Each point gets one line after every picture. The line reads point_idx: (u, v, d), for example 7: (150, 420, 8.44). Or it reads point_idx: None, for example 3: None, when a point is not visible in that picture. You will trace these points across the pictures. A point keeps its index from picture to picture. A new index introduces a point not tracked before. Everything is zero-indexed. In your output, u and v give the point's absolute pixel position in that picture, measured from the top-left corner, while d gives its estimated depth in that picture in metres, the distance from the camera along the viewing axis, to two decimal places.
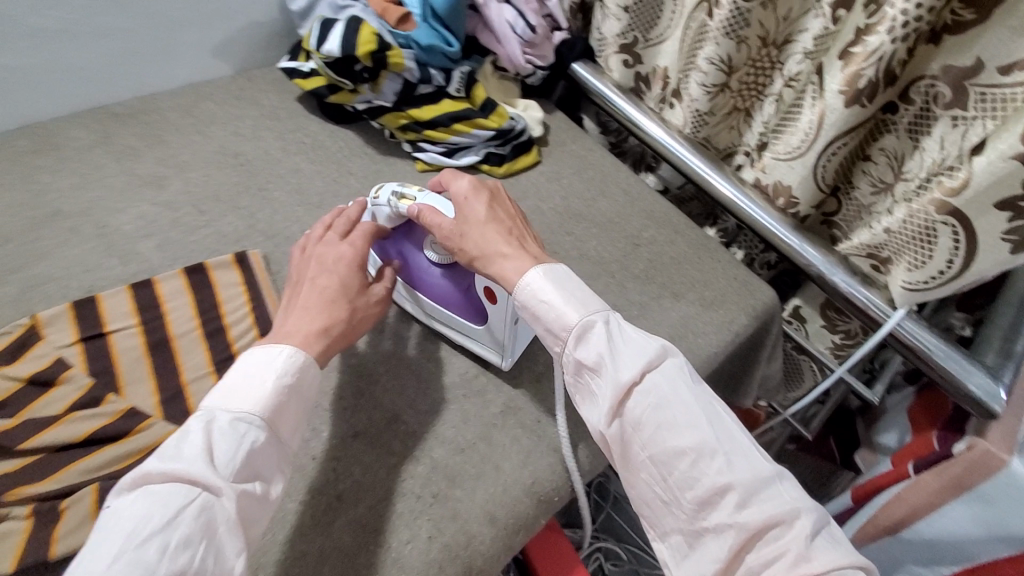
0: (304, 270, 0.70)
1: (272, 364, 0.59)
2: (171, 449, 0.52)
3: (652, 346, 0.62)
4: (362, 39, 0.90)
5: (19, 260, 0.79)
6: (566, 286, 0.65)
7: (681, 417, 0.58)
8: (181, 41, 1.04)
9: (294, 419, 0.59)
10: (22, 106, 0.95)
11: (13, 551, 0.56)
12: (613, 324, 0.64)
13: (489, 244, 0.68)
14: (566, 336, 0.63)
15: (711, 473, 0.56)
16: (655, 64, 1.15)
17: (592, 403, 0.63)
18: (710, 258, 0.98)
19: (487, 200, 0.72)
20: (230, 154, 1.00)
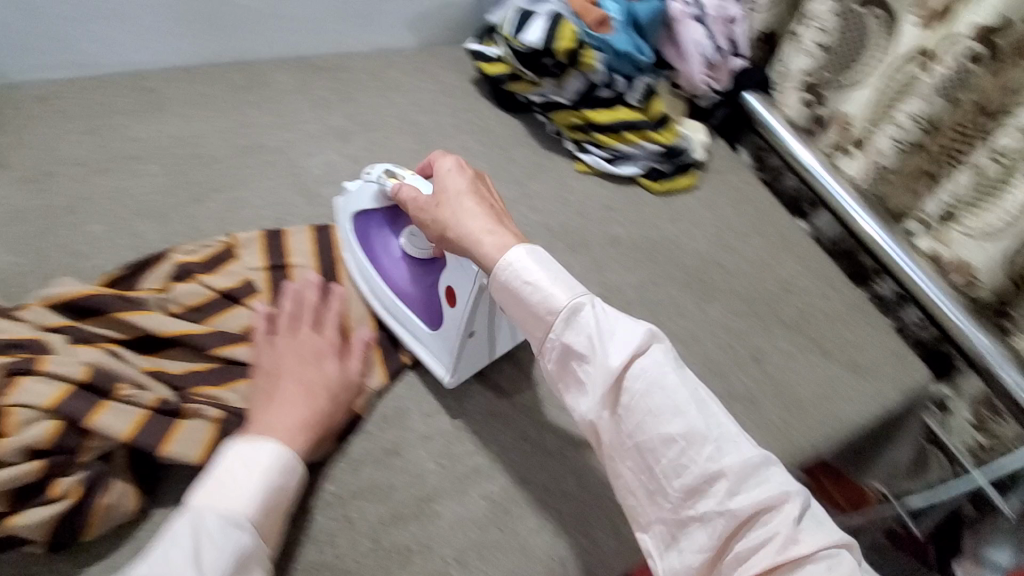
0: (279, 355, 0.64)
1: (258, 462, 0.54)
2: (156, 557, 0.46)
3: (639, 332, 0.56)
4: (564, 35, 0.92)
5: (224, 182, 0.86)
6: (547, 267, 0.59)
7: (675, 404, 0.53)
8: (386, 10, 1.08)
9: (277, 520, 0.54)
10: (242, 44, 1.01)
11: (197, 444, 0.57)
12: (601, 309, 0.57)
13: (466, 219, 0.64)
14: (551, 319, 0.58)
15: (703, 459, 0.51)
16: (839, 109, 1.07)
17: (576, 387, 0.57)
18: (865, 321, 0.93)
19: (468, 173, 0.68)
20: (408, 121, 1.03)
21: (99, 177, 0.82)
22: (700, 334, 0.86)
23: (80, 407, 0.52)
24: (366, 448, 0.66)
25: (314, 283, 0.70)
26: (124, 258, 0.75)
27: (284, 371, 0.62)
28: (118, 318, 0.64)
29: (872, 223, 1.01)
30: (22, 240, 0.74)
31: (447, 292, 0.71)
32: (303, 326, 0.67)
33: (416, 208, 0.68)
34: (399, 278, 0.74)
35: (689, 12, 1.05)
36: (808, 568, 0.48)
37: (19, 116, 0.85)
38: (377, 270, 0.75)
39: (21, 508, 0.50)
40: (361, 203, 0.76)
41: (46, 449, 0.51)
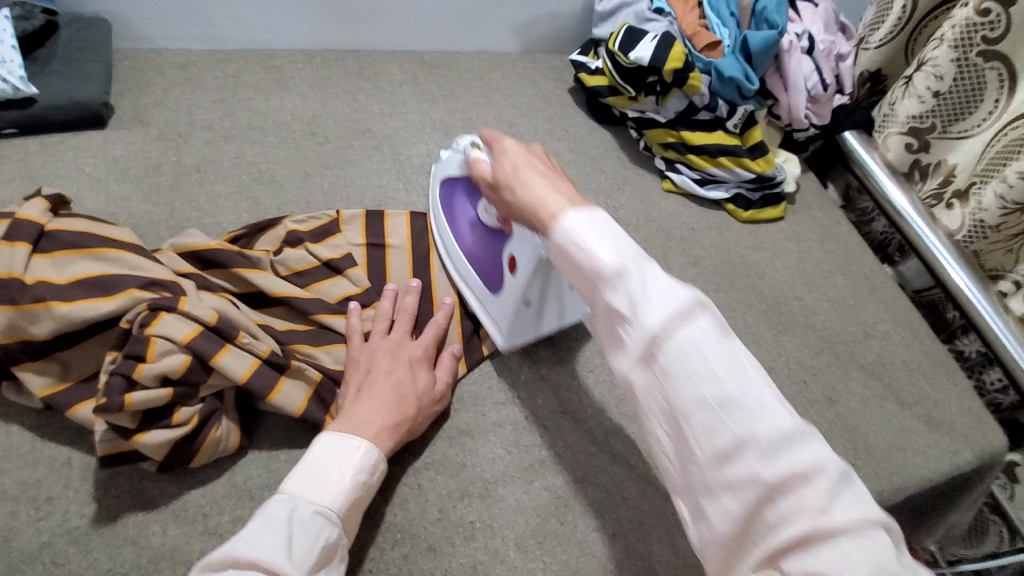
0: (374, 356, 0.66)
1: (349, 458, 0.56)
2: (255, 535, 0.48)
3: (685, 295, 0.40)
4: (673, 56, 0.93)
5: (333, 161, 0.92)
6: (605, 233, 0.45)
7: (712, 366, 0.38)
8: (497, 15, 1.12)
9: (353, 520, 0.56)
10: (361, 34, 1.07)
11: (301, 396, 0.63)
12: (653, 270, 0.42)
13: (519, 189, 0.54)
14: (596, 282, 0.44)
15: (737, 426, 0.37)
16: (944, 158, 1.04)
17: (610, 346, 0.43)
18: (948, 377, 0.89)
19: (526, 149, 0.59)
20: (505, 123, 1.06)
21: (224, 144, 0.89)
22: (774, 367, 0.86)
23: (207, 348, 0.57)
24: (440, 425, 0.69)
25: (413, 289, 0.74)
26: (243, 218, 0.82)
27: (377, 370, 0.65)
28: (237, 273, 0.70)
29: (960, 271, 0.98)
30: (157, 190, 0.81)
31: (508, 260, 0.73)
32: (397, 332, 0.70)
33: (493, 192, 0.61)
34: (471, 246, 0.77)
35: (799, 44, 1.04)
36: (849, 556, 0.33)
37: (163, 79, 0.94)
38: (456, 234, 0.79)
39: (147, 427, 0.55)
40: (447, 167, 0.80)
41: (176, 379, 0.56)
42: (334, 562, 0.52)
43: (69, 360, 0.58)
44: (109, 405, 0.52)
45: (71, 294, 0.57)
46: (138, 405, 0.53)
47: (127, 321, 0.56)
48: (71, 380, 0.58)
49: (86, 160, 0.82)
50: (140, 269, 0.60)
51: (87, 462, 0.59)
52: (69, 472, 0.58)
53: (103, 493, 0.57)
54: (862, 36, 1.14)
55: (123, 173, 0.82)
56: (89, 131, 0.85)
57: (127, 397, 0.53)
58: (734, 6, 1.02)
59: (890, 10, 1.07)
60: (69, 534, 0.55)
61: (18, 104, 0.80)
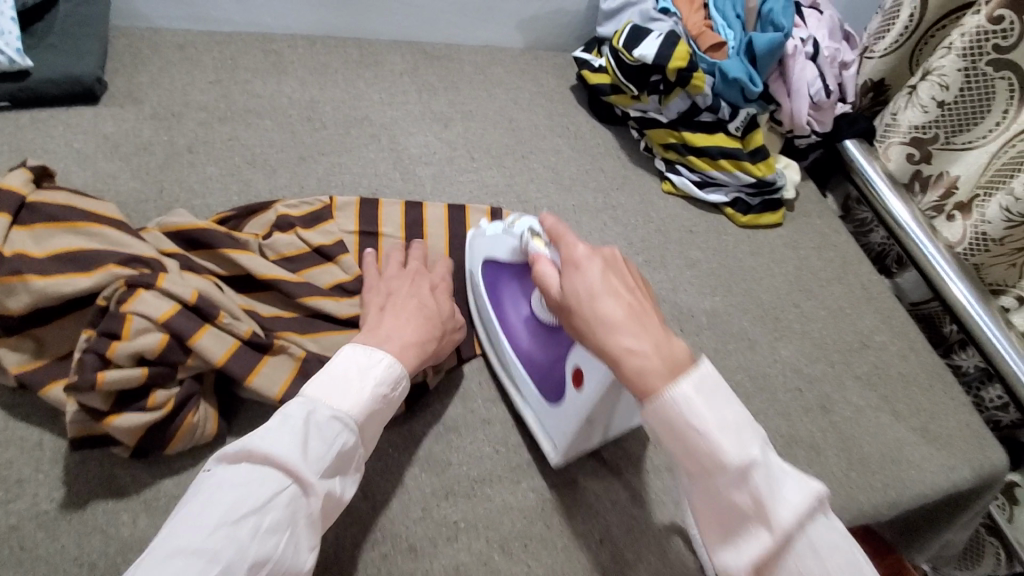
0: (396, 284, 0.70)
1: (370, 370, 0.57)
2: (274, 433, 0.50)
3: (809, 491, 0.45)
4: (678, 54, 0.92)
5: (328, 148, 0.90)
6: (715, 407, 0.47)
7: (830, 567, 0.44)
8: (502, 9, 1.10)
9: (376, 429, 0.57)
10: (363, 22, 1.05)
11: (282, 379, 0.60)
12: (771, 460, 0.46)
13: (605, 334, 0.51)
14: (715, 471, 0.46)
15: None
16: (947, 169, 1.04)
17: (721, 530, 0.48)
18: (944, 391, 0.88)
19: (602, 260, 0.54)
20: (506, 117, 1.05)
21: (218, 126, 0.87)
22: (769, 373, 0.85)
23: (185, 327, 0.55)
24: (428, 421, 0.68)
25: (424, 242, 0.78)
26: (233, 201, 0.80)
27: (399, 297, 0.67)
28: (224, 254, 0.68)
29: (962, 286, 0.97)
30: (147, 169, 0.80)
31: (571, 371, 0.63)
32: (415, 263, 0.74)
33: (556, 306, 0.56)
34: (525, 340, 0.69)
35: (804, 49, 1.03)
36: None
37: (159, 58, 0.92)
38: (505, 323, 0.71)
39: (121, 409, 0.53)
40: (495, 248, 0.72)
41: (152, 359, 0.54)
42: (351, 468, 0.54)
43: (44, 338, 0.56)
44: (80, 383, 0.51)
45: (48, 268, 0.55)
46: (111, 384, 0.51)
47: (104, 298, 0.54)
48: (47, 357, 0.56)
49: (76, 136, 0.80)
50: (121, 245, 0.58)
51: (60, 445, 0.57)
52: (41, 454, 0.56)
53: (75, 477, 0.55)
54: (867, 45, 1.14)
55: (113, 150, 0.80)
56: (80, 107, 0.83)
57: (100, 375, 0.51)
58: (740, 8, 1.01)
59: (896, 19, 1.07)
60: (38, 519, 0.53)
61: (12, 76, 0.78)
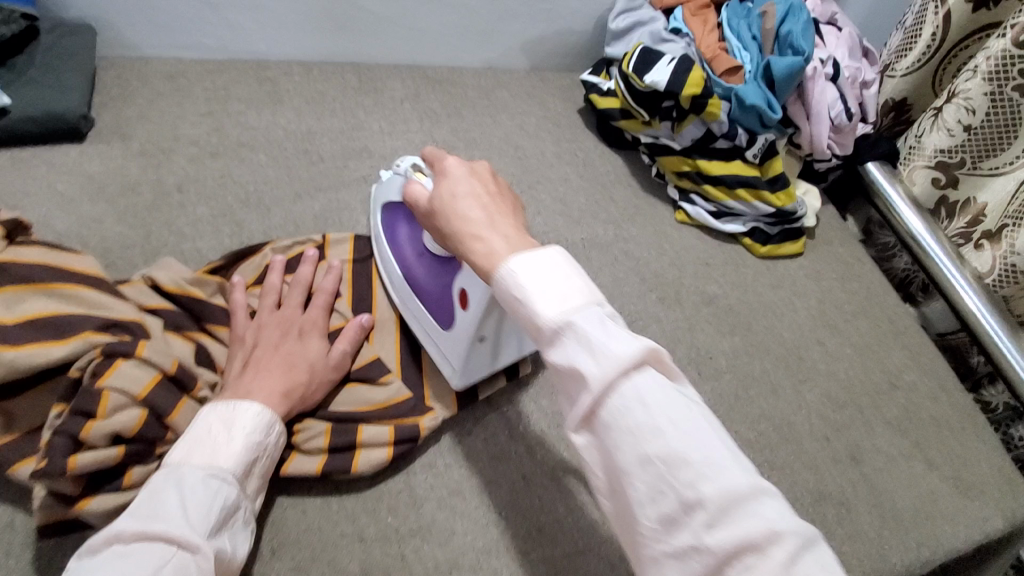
0: (261, 330, 0.63)
1: (239, 421, 0.51)
2: (147, 506, 0.44)
3: (636, 345, 0.38)
4: (692, 80, 0.88)
5: (325, 181, 0.86)
6: (546, 271, 0.42)
7: (656, 419, 0.37)
8: (506, 30, 1.06)
9: (255, 484, 0.52)
10: (362, 47, 1.01)
11: (320, 456, 0.61)
12: (599, 315, 0.40)
13: (461, 228, 0.49)
14: (538, 333, 0.41)
15: (679, 484, 0.35)
16: (974, 195, 0.99)
17: (559, 398, 0.42)
18: (979, 434, 0.83)
19: (468, 168, 0.53)
20: (511, 144, 1.00)
21: (210, 161, 0.83)
22: (794, 422, 0.79)
23: (165, 403, 0.53)
24: (430, 484, 0.63)
25: (309, 261, 0.71)
26: (225, 244, 0.76)
27: (263, 345, 0.61)
28: (208, 328, 0.65)
29: (990, 320, 0.91)
30: (135, 211, 0.76)
31: (459, 294, 0.65)
32: (290, 303, 0.67)
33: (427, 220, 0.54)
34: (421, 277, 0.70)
35: (824, 71, 0.98)
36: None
37: (149, 90, 0.88)
38: (402, 261, 0.72)
39: (92, 493, 0.50)
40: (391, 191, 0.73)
41: (129, 436, 0.50)
42: (238, 527, 0.49)
43: (14, 411, 0.52)
44: (49, 469, 0.46)
45: (17, 336, 0.51)
46: (83, 468, 0.48)
47: (77, 369, 0.50)
48: (16, 433, 0.52)
49: (60, 176, 0.76)
50: (100, 308, 0.55)
51: (31, 526, 0.53)
52: (12, 537, 0.52)
53: (47, 564, 0.51)
54: (889, 62, 1.08)
55: (98, 191, 0.76)
56: (65, 145, 0.80)
57: (71, 460, 0.47)
58: (756, 30, 0.97)
59: (918, 37, 1.01)
60: None
61: None
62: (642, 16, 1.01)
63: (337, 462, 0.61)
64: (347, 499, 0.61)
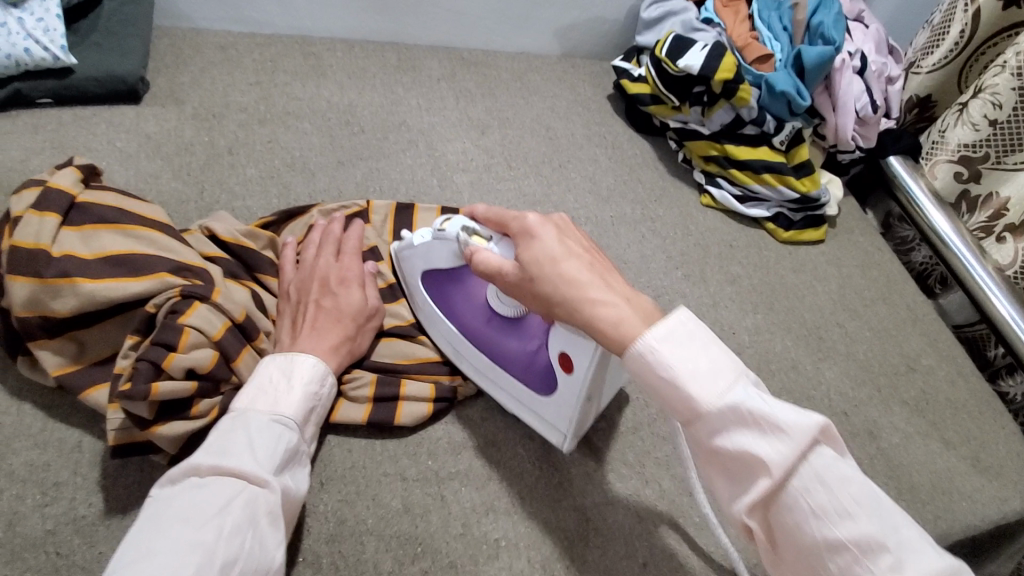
0: (305, 286, 0.65)
1: (296, 373, 0.56)
2: (220, 445, 0.49)
3: (804, 424, 0.41)
4: (724, 66, 0.91)
5: (366, 151, 0.89)
6: (687, 351, 0.44)
7: (843, 502, 0.41)
8: (541, 16, 1.09)
9: (312, 431, 0.57)
10: (402, 28, 1.05)
11: (365, 405, 0.64)
12: (757, 401, 0.42)
13: (573, 289, 0.50)
14: (701, 423, 0.44)
15: (879, 568, 0.39)
16: (996, 190, 1.01)
17: (721, 476, 0.45)
18: (993, 417, 0.85)
19: (553, 225, 0.54)
20: (543, 125, 1.03)
21: (258, 128, 0.87)
22: (813, 397, 0.82)
23: (233, 347, 0.57)
24: (465, 435, 0.67)
25: (338, 219, 0.71)
26: (273, 205, 0.79)
27: (309, 301, 0.63)
28: (259, 278, 0.68)
29: (1004, 302, 0.93)
30: (188, 170, 0.79)
31: (557, 358, 0.60)
32: (327, 256, 0.68)
33: (518, 283, 0.55)
34: (504, 345, 0.66)
35: (852, 64, 1.01)
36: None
37: (201, 58, 0.92)
38: (473, 332, 0.67)
39: (163, 420, 0.53)
40: (430, 258, 0.66)
41: (202, 373, 0.54)
42: (299, 467, 0.53)
43: (85, 341, 0.56)
44: (135, 393, 0.50)
45: (98, 272, 0.55)
46: (164, 395, 0.51)
47: (154, 305, 0.54)
48: (85, 362, 0.56)
49: (119, 134, 0.81)
50: (169, 251, 0.59)
51: (98, 448, 0.56)
52: (80, 456, 0.56)
53: (114, 482, 0.55)
54: (915, 60, 1.11)
55: (155, 149, 0.80)
56: (123, 106, 0.84)
57: (155, 386, 0.51)
58: (787, 21, 1.00)
59: (946, 34, 1.04)
60: (75, 524, 0.52)
61: (56, 73, 0.79)
62: (673, 6, 1.04)
63: (381, 411, 0.64)
64: (390, 443, 0.64)
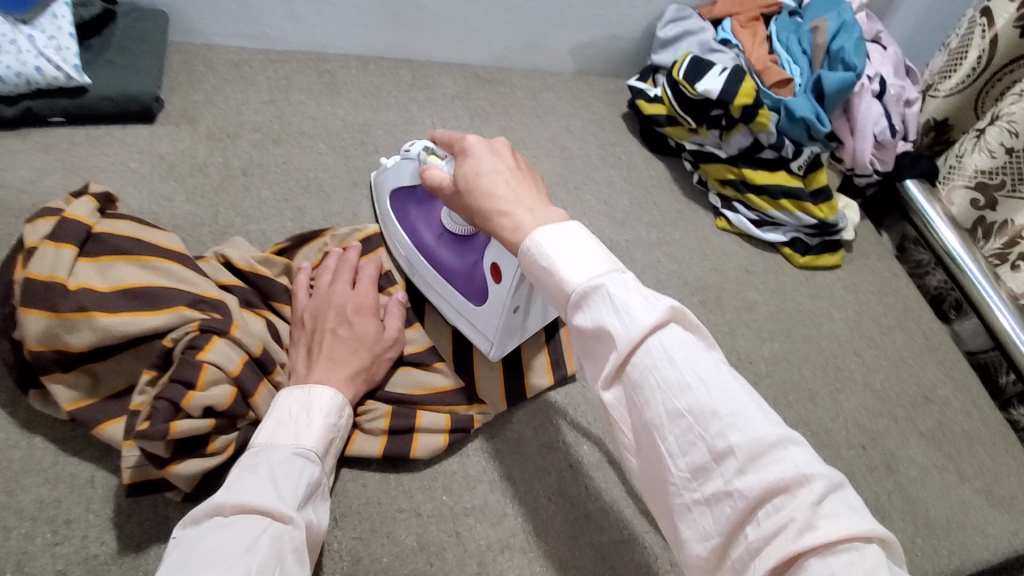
0: (320, 314, 0.64)
1: (315, 405, 0.55)
2: (242, 480, 0.47)
3: (662, 305, 0.40)
4: (744, 90, 0.90)
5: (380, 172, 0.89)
6: (572, 244, 0.43)
7: (686, 375, 0.38)
8: (557, 34, 1.08)
9: (330, 464, 0.55)
10: (416, 45, 1.04)
11: (380, 438, 0.63)
12: (623, 282, 0.41)
13: (489, 199, 0.50)
14: (565, 305, 0.43)
15: (710, 434, 0.36)
16: (1011, 218, 0.99)
17: (586, 359, 0.43)
18: (1011, 451, 0.84)
19: (489, 145, 0.54)
20: (557, 145, 1.02)
21: (272, 148, 0.86)
22: (830, 428, 0.81)
23: (251, 381, 0.56)
24: (481, 468, 0.66)
25: (354, 247, 0.72)
26: (287, 227, 0.79)
27: (325, 329, 0.62)
28: (275, 306, 0.67)
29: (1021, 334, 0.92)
30: (202, 192, 0.78)
31: (491, 268, 0.67)
32: (343, 285, 0.67)
33: (452, 198, 0.56)
34: (445, 256, 0.72)
35: (871, 87, 1.00)
36: (827, 562, 0.32)
37: (215, 76, 0.91)
38: (421, 245, 0.74)
39: (179, 458, 0.52)
40: (399, 176, 0.75)
41: (221, 411, 0.53)
42: (320, 502, 0.52)
43: (100, 374, 0.55)
44: (154, 433, 0.49)
45: (115, 305, 0.54)
46: (182, 434, 0.50)
47: (171, 340, 0.53)
48: (99, 396, 0.55)
49: (132, 155, 0.80)
50: (186, 282, 0.58)
51: (111, 483, 0.56)
52: (92, 492, 0.55)
53: (126, 520, 0.54)
54: (931, 83, 1.10)
55: (168, 170, 0.79)
56: (135, 125, 0.83)
57: (173, 425, 0.50)
58: (807, 43, 0.99)
59: (963, 59, 1.03)
60: (87, 563, 0.52)
61: (69, 92, 0.78)
62: (690, 25, 1.03)
63: (397, 444, 0.63)
64: (405, 476, 0.64)
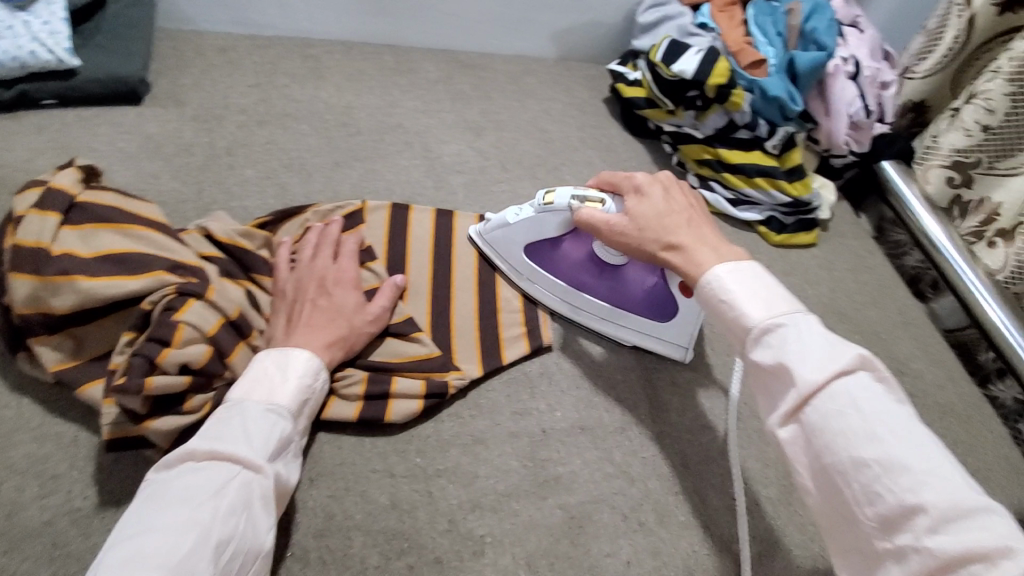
0: (301, 284, 0.66)
1: (292, 365, 0.57)
2: (216, 430, 0.51)
3: (848, 353, 0.45)
4: (718, 71, 0.92)
5: (362, 153, 0.91)
6: (751, 284, 0.52)
7: (873, 426, 0.42)
8: (538, 20, 1.10)
9: (306, 422, 0.58)
10: (399, 32, 1.06)
11: (356, 402, 0.66)
12: (808, 324, 0.48)
13: (693, 238, 0.58)
14: (745, 337, 0.50)
15: (898, 488, 0.40)
16: (988, 195, 0.99)
17: (766, 397, 0.49)
18: (979, 423, 0.86)
19: (660, 187, 0.63)
20: (538, 128, 1.04)
21: (256, 129, 0.88)
22: None
23: (227, 342, 0.58)
24: (454, 432, 0.68)
25: (336, 221, 0.74)
26: (269, 205, 0.81)
27: (304, 299, 0.64)
28: (255, 277, 0.69)
29: (996, 309, 0.93)
30: (187, 170, 0.81)
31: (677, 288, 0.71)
32: (324, 257, 0.69)
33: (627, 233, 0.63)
34: (620, 288, 0.75)
35: (846, 69, 1.01)
36: None
37: (202, 60, 0.94)
38: (589, 286, 0.76)
39: (156, 415, 0.55)
40: (534, 229, 0.74)
41: (196, 368, 0.56)
42: (291, 456, 0.54)
43: (83, 337, 0.58)
44: (129, 386, 0.52)
45: (96, 270, 0.56)
46: (157, 389, 0.53)
47: (150, 303, 0.56)
48: (83, 357, 0.58)
49: (120, 135, 0.82)
50: (168, 250, 0.61)
51: (94, 442, 0.58)
52: (77, 450, 0.57)
53: (109, 475, 0.56)
54: (908, 66, 1.11)
55: (154, 150, 0.82)
56: (124, 107, 0.85)
57: (147, 381, 0.52)
58: (782, 26, 1.01)
59: (941, 39, 1.04)
60: (71, 515, 0.54)
61: (60, 75, 0.81)
62: (670, 11, 1.05)
63: (373, 408, 0.66)
64: (380, 439, 0.66)
